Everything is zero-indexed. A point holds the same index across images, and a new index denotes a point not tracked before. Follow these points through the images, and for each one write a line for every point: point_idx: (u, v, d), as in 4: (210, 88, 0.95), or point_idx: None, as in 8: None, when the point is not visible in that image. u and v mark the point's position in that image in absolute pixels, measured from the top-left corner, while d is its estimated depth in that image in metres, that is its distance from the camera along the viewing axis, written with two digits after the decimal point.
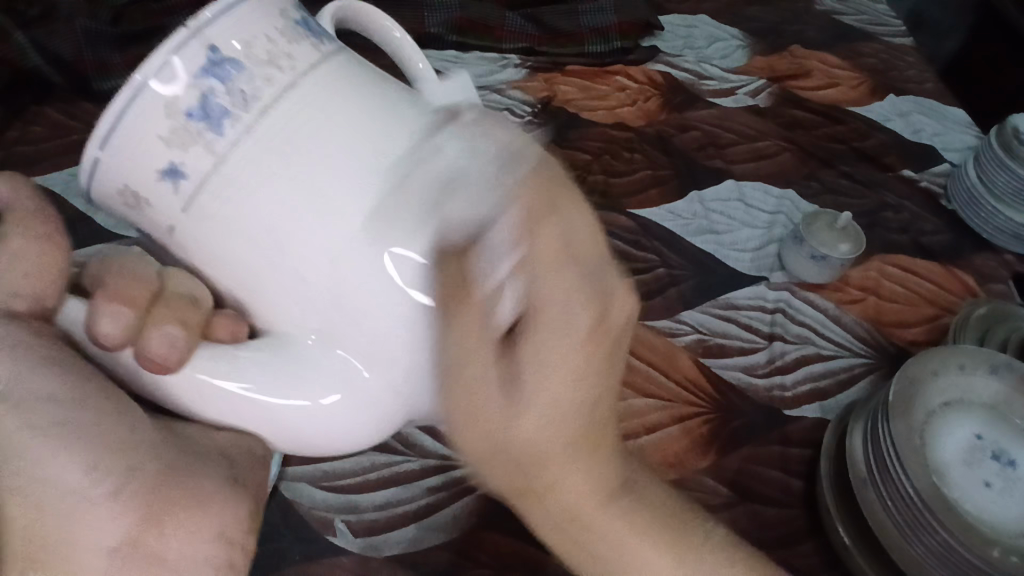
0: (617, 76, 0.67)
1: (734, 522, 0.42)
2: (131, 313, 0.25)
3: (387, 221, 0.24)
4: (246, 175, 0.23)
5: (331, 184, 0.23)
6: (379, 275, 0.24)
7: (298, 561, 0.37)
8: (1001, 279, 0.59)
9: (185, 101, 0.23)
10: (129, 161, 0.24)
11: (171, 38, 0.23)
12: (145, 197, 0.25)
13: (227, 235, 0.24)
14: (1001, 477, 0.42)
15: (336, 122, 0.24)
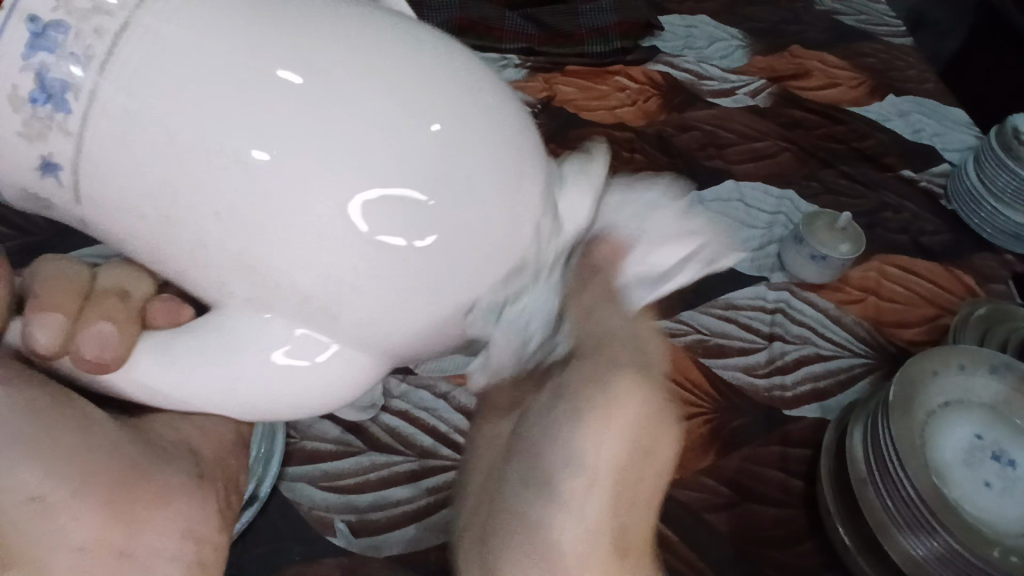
0: (617, 76, 0.67)
1: (733, 522, 0.42)
2: (63, 318, 0.25)
3: (285, 160, 0.21)
4: (117, 145, 0.21)
5: (207, 132, 0.21)
6: (301, 218, 0.21)
7: (298, 561, 0.37)
8: (1001, 279, 0.59)
9: (26, 88, 0.21)
10: (10, 165, 0.22)
11: None
12: (43, 196, 0.23)
13: (136, 214, 0.22)
14: (1001, 477, 0.43)
15: (186, 65, 0.20)
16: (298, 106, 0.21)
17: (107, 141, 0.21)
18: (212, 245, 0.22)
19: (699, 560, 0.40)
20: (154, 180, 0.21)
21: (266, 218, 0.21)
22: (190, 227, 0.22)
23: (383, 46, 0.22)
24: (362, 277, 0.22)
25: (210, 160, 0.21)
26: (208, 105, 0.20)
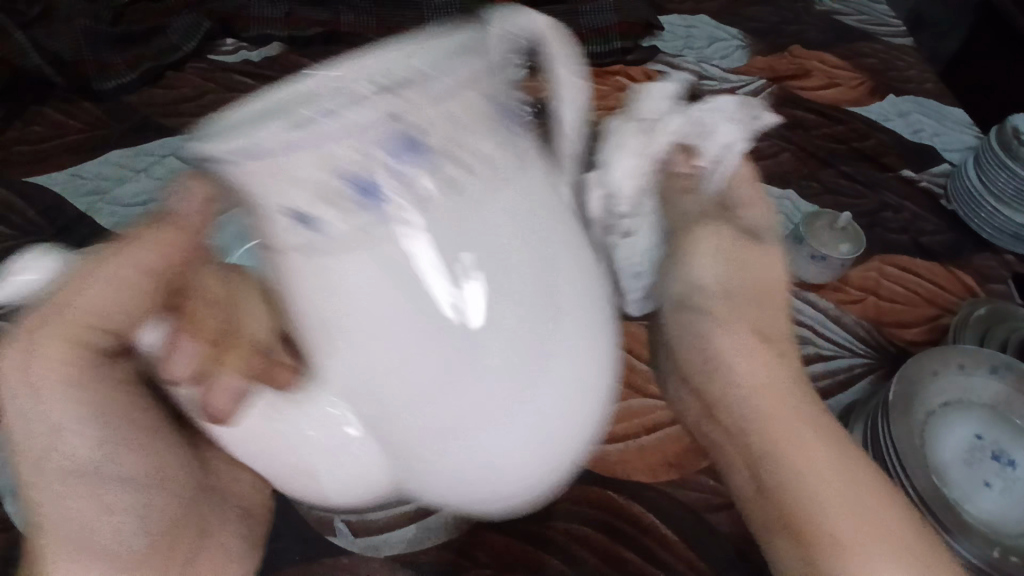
0: (618, 76, 0.67)
1: (733, 522, 0.41)
2: (198, 350, 0.27)
3: (496, 343, 0.21)
4: (391, 273, 0.21)
5: (493, 306, 0.21)
6: (462, 402, 0.21)
7: (298, 561, 0.37)
8: (1000, 279, 0.59)
9: (393, 129, 0.20)
10: (271, 184, 0.20)
11: (356, 87, 0.19)
12: (270, 219, 0.22)
13: (307, 293, 0.22)
14: (1001, 477, 0.43)
15: (504, 200, 0.22)
16: (547, 243, 0.22)
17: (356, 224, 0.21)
18: (327, 333, 0.22)
19: (699, 560, 0.39)
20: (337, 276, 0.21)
21: (429, 340, 0.21)
22: (354, 348, 0.22)
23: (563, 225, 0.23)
24: (486, 443, 0.22)
25: (384, 266, 0.21)
26: (495, 256, 0.21)
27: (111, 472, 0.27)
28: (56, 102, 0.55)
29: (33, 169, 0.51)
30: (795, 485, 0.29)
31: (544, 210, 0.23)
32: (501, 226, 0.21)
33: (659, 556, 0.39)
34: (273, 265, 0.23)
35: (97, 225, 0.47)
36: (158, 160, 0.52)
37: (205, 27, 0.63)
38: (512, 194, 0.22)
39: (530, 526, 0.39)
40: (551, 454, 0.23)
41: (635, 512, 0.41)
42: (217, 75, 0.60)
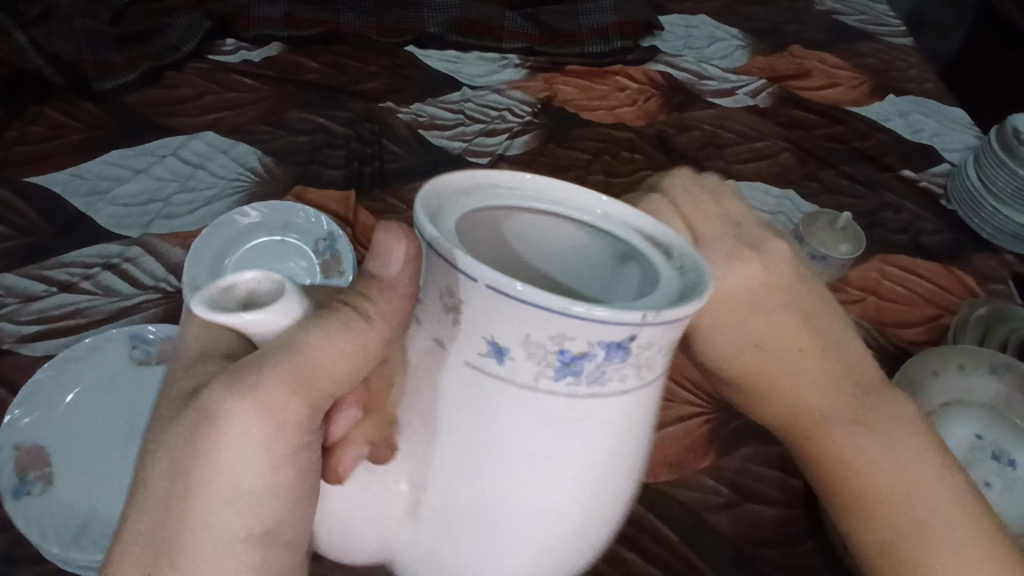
0: (618, 76, 0.67)
1: (733, 523, 0.41)
2: (356, 413, 0.24)
3: (539, 519, 0.22)
4: (522, 425, 0.21)
5: (558, 480, 0.22)
6: (482, 542, 0.23)
7: None
8: (1000, 279, 0.59)
9: (609, 338, 0.19)
10: (473, 311, 0.20)
11: (626, 314, 0.19)
12: (459, 308, 0.21)
13: (445, 414, 0.22)
14: (1001, 477, 0.43)
15: (602, 436, 0.22)
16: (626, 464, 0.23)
17: (537, 394, 0.21)
18: (449, 451, 0.22)
19: (699, 559, 0.39)
20: (507, 419, 0.21)
21: (508, 488, 0.22)
22: (469, 471, 0.22)
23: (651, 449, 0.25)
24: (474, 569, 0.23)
25: (536, 424, 0.21)
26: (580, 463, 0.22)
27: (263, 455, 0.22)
28: (56, 101, 0.55)
29: (32, 169, 0.51)
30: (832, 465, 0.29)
31: (658, 412, 0.24)
32: (598, 442, 0.22)
33: (660, 556, 0.39)
34: (423, 359, 0.23)
35: (97, 225, 0.47)
36: (159, 159, 0.53)
37: (205, 28, 0.62)
38: (644, 396, 0.22)
39: None
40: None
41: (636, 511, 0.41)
42: (218, 76, 0.60)
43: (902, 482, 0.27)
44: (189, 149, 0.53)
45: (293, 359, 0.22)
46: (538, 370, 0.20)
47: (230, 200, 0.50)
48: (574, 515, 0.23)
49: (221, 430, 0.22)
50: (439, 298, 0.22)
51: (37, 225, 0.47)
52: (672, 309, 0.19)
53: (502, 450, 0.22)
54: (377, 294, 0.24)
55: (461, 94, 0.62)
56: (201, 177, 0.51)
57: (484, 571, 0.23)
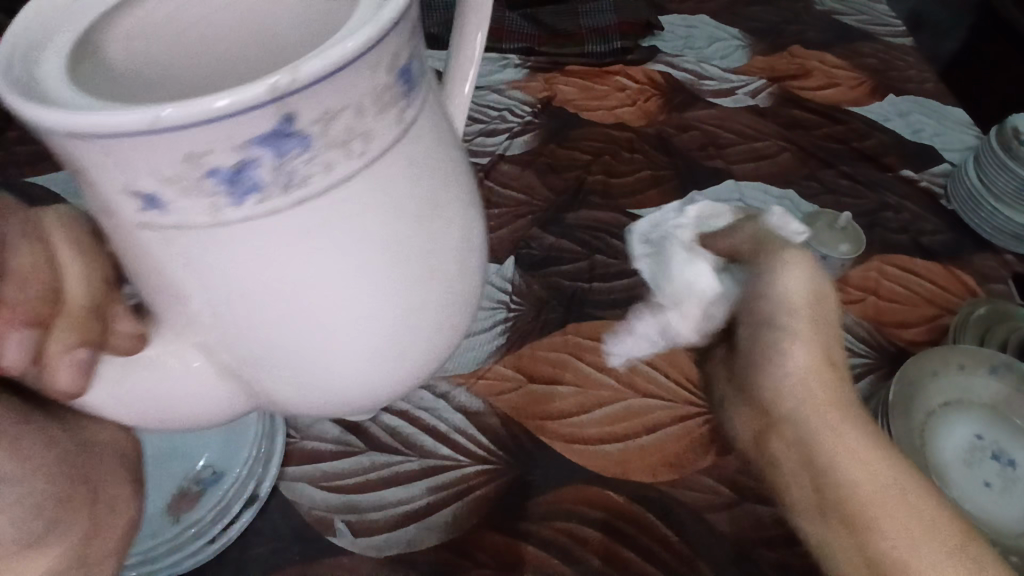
0: (618, 76, 0.67)
1: (732, 522, 0.41)
2: (30, 333, 0.22)
3: (325, 312, 0.24)
4: (241, 250, 0.22)
5: (312, 280, 0.23)
6: (288, 358, 0.25)
7: (298, 561, 0.38)
8: (1001, 279, 0.59)
9: (258, 131, 0.19)
10: (117, 169, 0.20)
11: (246, 91, 0.19)
12: (95, 176, 0.21)
13: (163, 263, 0.23)
14: (1001, 477, 0.43)
15: (333, 228, 0.23)
16: (383, 247, 0.24)
17: (230, 223, 0.21)
18: (190, 298, 0.24)
19: (699, 560, 0.40)
20: (221, 255, 0.22)
21: (269, 309, 0.24)
22: (223, 309, 0.24)
23: (429, 221, 0.25)
24: (293, 379, 0.26)
25: (255, 247, 0.22)
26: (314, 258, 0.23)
27: None
28: None
29: (33, 168, 0.51)
30: (835, 469, 0.33)
31: (404, 179, 0.24)
32: (335, 228, 0.23)
33: (659, 556, 0.40)
34: (112, 225, 0.23)
35: None
36: None
37: None
38: (366, 180, 0.23)
39: (530, 526, 0.40)
40: (377, 386, 0.27)
41: (636, 512, 0.41)
42: None
43: (903, 494, 0.32)
44: None
45: None
46: (177, 170, 0.20)
47: None
48: (336, 296, 0.24)
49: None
50: (113, 187, 0.21)
51: None
52: (307, 65, 0.19)
53: (211, 265, 0.22)
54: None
55: None
56: None
57: (325, 385, 0.26)
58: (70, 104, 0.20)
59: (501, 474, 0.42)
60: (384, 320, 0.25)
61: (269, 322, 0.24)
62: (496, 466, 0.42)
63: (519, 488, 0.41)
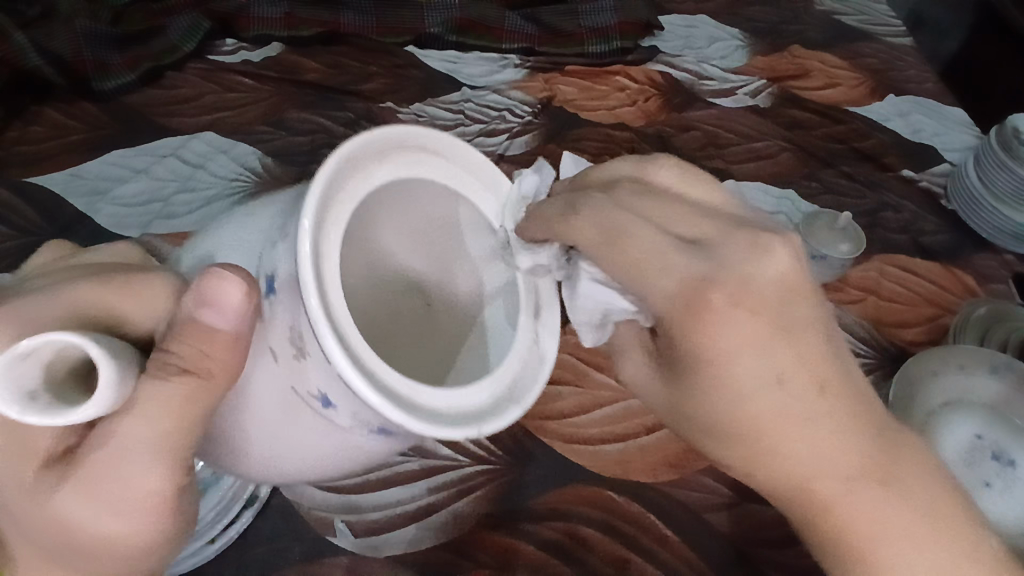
0: (618, 76, 0.67)
1: (731, 521, 0.43)
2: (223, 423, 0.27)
3: (320, 473, 0.29)
4: (326, 437, 0.26)
5: (344, 463, 0.28)
6: (276, 475, 0.29)
7: (298, 562, 0.38)
8: (1001, 279, 0.60)
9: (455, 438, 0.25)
10: (326, 375, 0.24)
11: (465, 431, 0.25)
12: (306, 344, 0.24)
13: (278, 403, 0.26)
14: (1002, 477, 0.43)
15: (391, 447, 0.28)
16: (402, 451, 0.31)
17: (347, 433, 0.26)
18: (269, 424, 0.27)
19: (699, 560, 0.41)
20: (315, 432, 0.26)
21: (306, 460, 0.28)
22: (277, 441, 0.27)
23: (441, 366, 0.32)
24: (265, 480, 0.30)
25: (345, 444, 0.27)
26: (352, 462, 0.28)
27: (103, 503, 0.25)
28: (57, 102, 0.54)
29: (34, 169, 0.51)
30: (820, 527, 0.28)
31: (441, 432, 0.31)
32: (388, 450, 0.28)
33: (659, 556, 0.41)
34: (271, 337, 0.26)
35: (97, 225, 0.49)
36: (159, 159, 0.53)
37: (205, 28, 0.60)
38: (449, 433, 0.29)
39: (530, 526, 0.40)
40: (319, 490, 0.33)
41: (636, 512, 0.42)
42: (219, 77, 0.59)
43: (915, 508, 0.27)
44: (188, 149, 0.54)
45: (139, 438, 0.25)
46: (351, 422, 0.25)
47: (230, 201, 0.51)
48: (351, 470, 0.29)
49: (94, 493, 0.25)
50: (294, 338, 0.25)
51: (41, 228, 0.48)
52: (492, 425, 0.25)
53: (318, 438, 0.27)
54: (205, 340, 0.25)
55: (461, 94, 0.63)
56: (201, 178, 0.52)
57: (275, 479, 0.29)
58: (347, 320, 0.24)
59: (501, 474, 0.42)
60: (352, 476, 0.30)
61: (293, 461, 0.28)
62: (496, 466, 0.42)
63: (518, 488, 0.42)
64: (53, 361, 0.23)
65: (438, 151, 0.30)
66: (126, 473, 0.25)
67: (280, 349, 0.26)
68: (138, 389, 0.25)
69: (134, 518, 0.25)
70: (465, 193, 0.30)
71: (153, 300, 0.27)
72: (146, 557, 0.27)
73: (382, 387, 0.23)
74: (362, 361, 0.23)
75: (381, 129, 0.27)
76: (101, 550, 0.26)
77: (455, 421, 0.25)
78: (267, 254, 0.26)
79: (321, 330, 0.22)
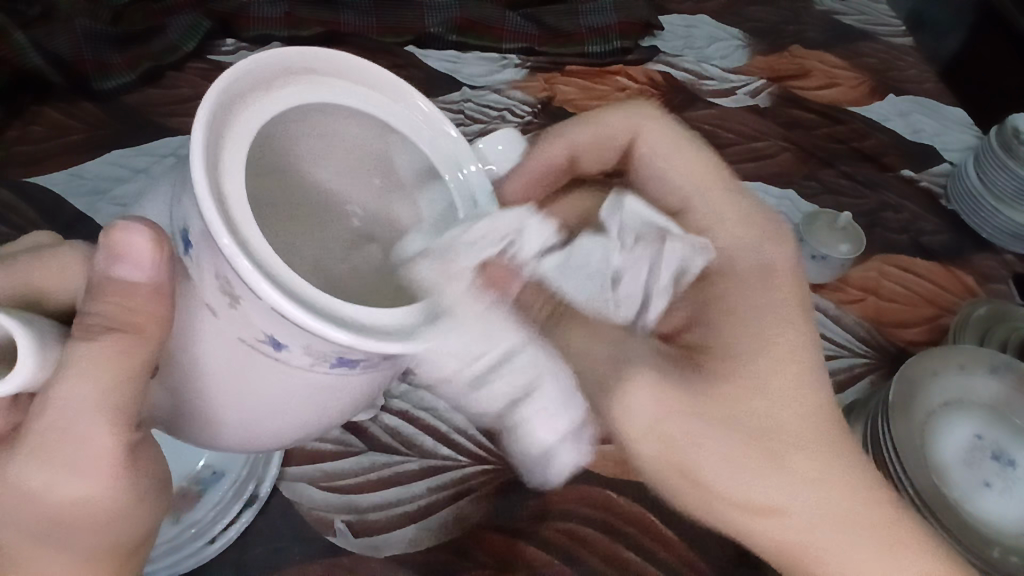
0: (617, 76, 0.67)
1: None
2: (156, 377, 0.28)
3: (300, 422, 0.29)
4: (283, 379, 0.26)
5: (313, 407, 0.28)
6: (254, 433, 0.29)
7: (298, 561, 0.38)
8: (1001, 279, 0.60)
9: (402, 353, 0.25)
10: (257, 313, 0.24)
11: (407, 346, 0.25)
12: (232, 291, 0.24)
13: (225, 356, 0.26)
14: (1001, 477, 0.43)
15: (354, 384, 0.27)
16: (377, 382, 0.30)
17: (303, 371, 0.26)
18: (226, 380, 0.27)
19: (699, 560, 0.41)
20: (272, 377, 0.26)
21: (275, 408, 0.27)
22: (233, 393, 0.27)
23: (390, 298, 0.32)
24: (244, 444, 0.30)
25: (306, 383, 0.26)
26: (323, 401, 0.28)
27: (47, 465, 0.26)
28: (57, 102, 0.55)
29: (34, 169, 0.51)
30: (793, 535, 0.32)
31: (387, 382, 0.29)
32: (354, 384, 0.27)
33: (659, 556, 0.41)
34: (198, 293, 0.25)
35: (97, 225, 0.49)
36: (159, 159, 0.53)
37: (205, 28, 0.61)
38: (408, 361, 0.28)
39: (530, 527, 0.40)
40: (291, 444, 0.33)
41: (636, 512, 0.42)
42: (219, 76, 0.59)
43: (851, 495, 0.32)
44: (189, 148, 0.54)
45: (74, 400, 0.26)
46: (309, 360, 0.25)
47: None
48: (327, 415, 0.29)
49: (42, 459, 0.26)
50: (217, 285, 0.24)
51: (42, 227, 0.48)
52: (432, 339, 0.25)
53: (272, 382, 0.26)
54: (127, 296, 0.26)
55: (461, 94, 0.63)
56: None
57: (253, 439, 0.29)
58: (267, 251, 0.24)
59: (502, 473, 0.42)
60: (334, 422, 0.30)
61: (259, 412, 0.28)
62: (496, 466, 0.42)
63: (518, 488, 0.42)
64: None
65: (333, 71, 0.28)
66: (72, 434, 0.26)
67: (213, 303, 0.25)
68: (68, 353, 0.26)
69: (85, 476, 0.27)
70: (395, 122, 0.29)
71: (70, 270, 0.30)
72: (114, 519, 0.28)
73: (316, 311, 0.23)
74: (289, 288, 0.23)
75: (263, 55, 0.26)
76: (63, 515, 0.27)
77: (394, 338, 0.24)
78: (175, 209, 0.26)
79: (239, 262, 0.22)
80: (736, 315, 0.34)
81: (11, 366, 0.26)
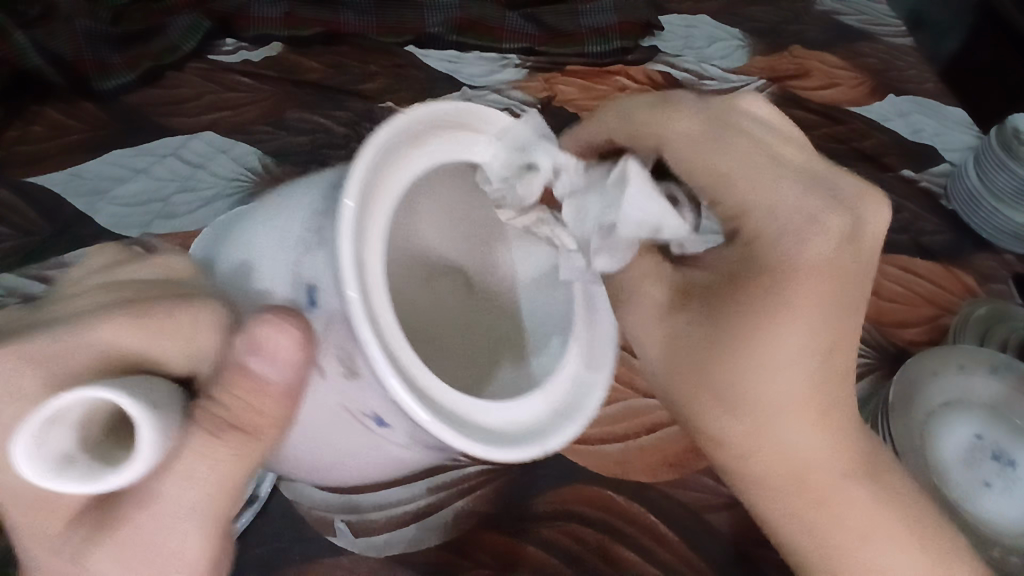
0: (618, 76, 0.67)
1: (732, 522, 0.43)
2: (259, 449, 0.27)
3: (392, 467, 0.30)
4: (389, 449, 0.27)
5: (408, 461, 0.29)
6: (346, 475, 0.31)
7: (298, 561, 0.38)
8: (1001, 279, 0.60)
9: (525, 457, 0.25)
10: (379, 403, 0.25)
11: (524, 450, 0.25)
12: (359, 375, 0.24)
13: (329, 419, 0.27)
14: (1002, 477, 0.43)
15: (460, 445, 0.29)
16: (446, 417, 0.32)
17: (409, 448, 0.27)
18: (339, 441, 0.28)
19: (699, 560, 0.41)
20: (375, 445, 0.27)
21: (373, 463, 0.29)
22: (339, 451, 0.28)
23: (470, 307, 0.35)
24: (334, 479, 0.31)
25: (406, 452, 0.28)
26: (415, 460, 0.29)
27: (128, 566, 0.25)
28: (57, 102, 0.54)
29: (34, 169, 0.51)
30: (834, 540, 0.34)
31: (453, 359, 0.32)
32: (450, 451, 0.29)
33: (659, 556, 0.41)
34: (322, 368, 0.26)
35: (97, 225, 0.49)
36: (159, 159, 0.53)
37: (205, 28, 0.61)
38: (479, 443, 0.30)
39: (530, 527, 0.40)
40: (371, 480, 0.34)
41: (636, 511, 0.42)
42: (218, 76, 0.59)
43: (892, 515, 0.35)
44: (189, 149, 0.54)
45: (173, 505, 0.25)
46: (406, 441, 0.26)
47: (230, 200, 0.51)
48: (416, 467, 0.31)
49: (129, 553, 0.25)
50: (341, 363, 0.25)
51: (41, 228, 0.48)
52: (554, 439, 0.26)
53: (378, 451, 0.28)
54: (257, 388, 0.25)
55: (461, 94, 0.63)
56: (202, 178, 0.52)
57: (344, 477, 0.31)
58: (396, 339, 0.24)
59: (501, 473, 0.42)
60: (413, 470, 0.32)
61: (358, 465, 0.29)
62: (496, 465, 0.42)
63: (519, 488, 0.42)
64: (85, 419, 0.22)
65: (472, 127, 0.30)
66: (161, 534, 0.25)
67: (328, 369, 0.26)
68: (188, 444, 0.25)
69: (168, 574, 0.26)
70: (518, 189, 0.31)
71: (199, 335, 0.28)
72: None
73: (441, 410, 0.24)
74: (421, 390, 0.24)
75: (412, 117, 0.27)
76: None
77: (513, 446, 0.25)
78: (298, 270, 0.26)
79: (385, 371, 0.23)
80: (770, 347, 0.32)
81: (124, 444, 0.24)
